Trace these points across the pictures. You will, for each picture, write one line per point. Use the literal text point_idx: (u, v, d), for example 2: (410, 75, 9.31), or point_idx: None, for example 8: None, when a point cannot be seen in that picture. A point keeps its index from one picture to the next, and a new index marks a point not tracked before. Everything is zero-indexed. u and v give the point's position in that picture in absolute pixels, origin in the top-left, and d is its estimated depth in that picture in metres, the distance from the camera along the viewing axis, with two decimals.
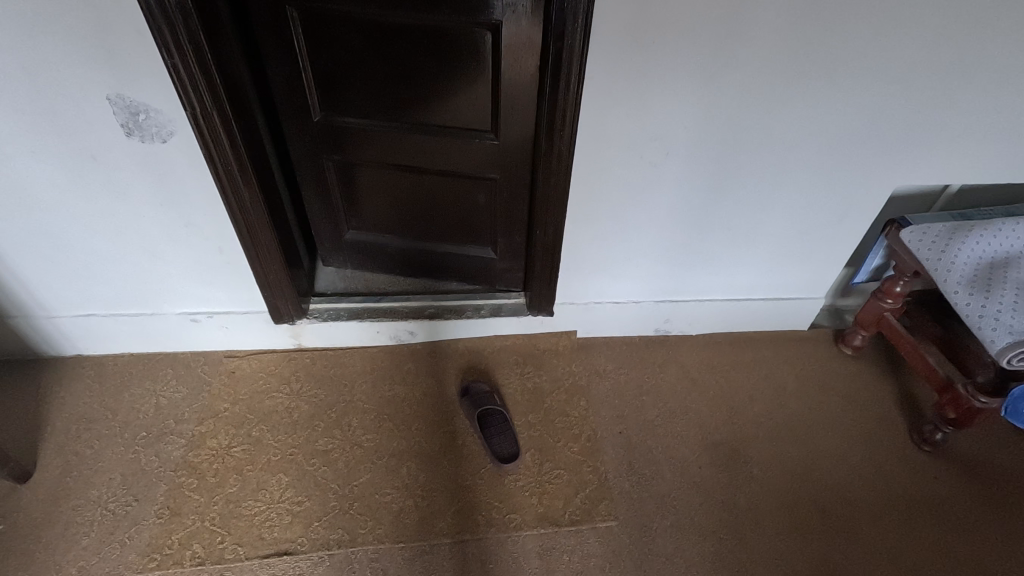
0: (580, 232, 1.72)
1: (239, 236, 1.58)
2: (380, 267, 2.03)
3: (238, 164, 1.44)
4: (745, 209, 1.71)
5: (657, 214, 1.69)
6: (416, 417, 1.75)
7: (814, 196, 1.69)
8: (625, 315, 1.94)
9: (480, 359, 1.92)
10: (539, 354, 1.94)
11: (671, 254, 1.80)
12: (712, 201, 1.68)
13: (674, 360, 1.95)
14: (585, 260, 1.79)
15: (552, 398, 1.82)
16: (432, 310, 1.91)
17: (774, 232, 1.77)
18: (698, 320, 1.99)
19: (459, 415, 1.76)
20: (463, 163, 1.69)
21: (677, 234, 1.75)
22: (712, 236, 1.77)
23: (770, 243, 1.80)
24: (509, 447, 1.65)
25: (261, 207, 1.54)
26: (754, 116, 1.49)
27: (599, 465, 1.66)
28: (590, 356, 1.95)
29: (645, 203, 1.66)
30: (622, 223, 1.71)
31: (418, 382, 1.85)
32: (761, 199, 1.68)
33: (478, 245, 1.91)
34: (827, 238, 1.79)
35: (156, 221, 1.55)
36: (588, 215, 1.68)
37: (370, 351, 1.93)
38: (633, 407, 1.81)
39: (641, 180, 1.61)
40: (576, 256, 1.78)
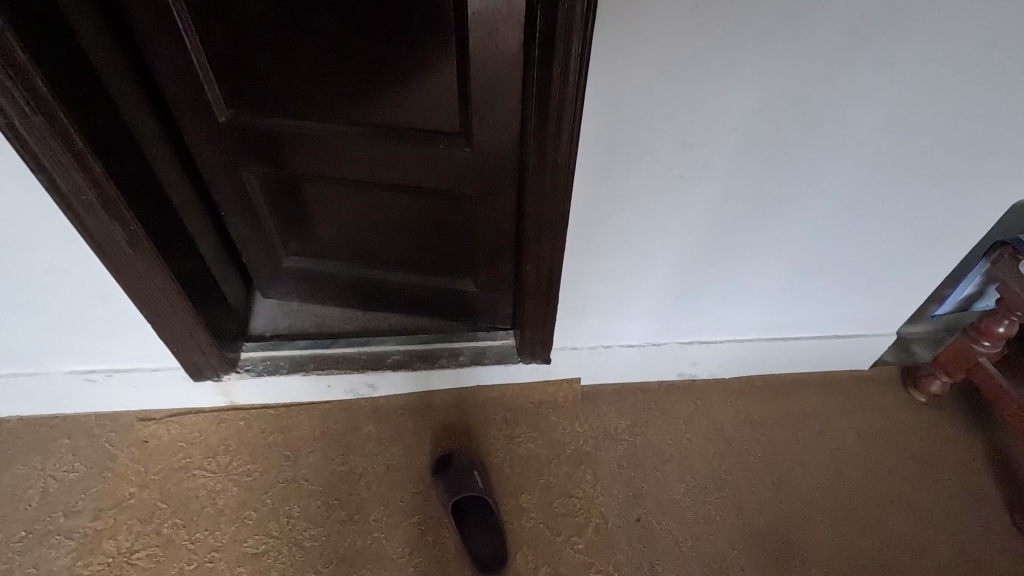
0: (583, 265, 1.31)
1: (117, 279, 1.20)
2: (333, 301, 1.62)
3: (95, 191, 1.05)
4: (804, 233, 1.28)
5: (686, 241, 1.27)
6: (375, 504, 1.38)
7: (900, 213, 1.25)
8: (643, 359, 1.53)
9: (459, 417, 1.52)
10: (534, 409, 1.54)
11: (702, 287, 1.38)
12: (762, 224, 1.25)
13: (703, 414, 1.55)
14: (588, 298, 1.39)
15: (550, 472, 1.42)
16: (397, 358, 1.51)
17: (840, 258, 1.35)
18: (733, 362, 1.58)
19: (431, 500, 1.38)
20: (427, 176, 1.26)
21: (711, 265, 1.33)
22: (758, 264, 1.34)
23: (833, 272, 1.38)
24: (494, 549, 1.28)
25: (142, 243, 1.16)
26: (831, 109, 1.05)
27: (610, 568, 1.29)
28: (598, 410, 1.55)
29: (671, 227, 1.24)
30: (638, 252, 1.29)
31: (380, 451, 1.46)
32: (827, 219, 1.26)
33: (454, 274, 1.49)
34: (910, 263, 1.37)
35: (6, 266, 1.15)
36: (594, 244, 1.26)
37: (321, 408, 1.54)
38: (655, 482, 1.42)
39: (668, 200, 1.18)
40: (579, 293, 1.37)
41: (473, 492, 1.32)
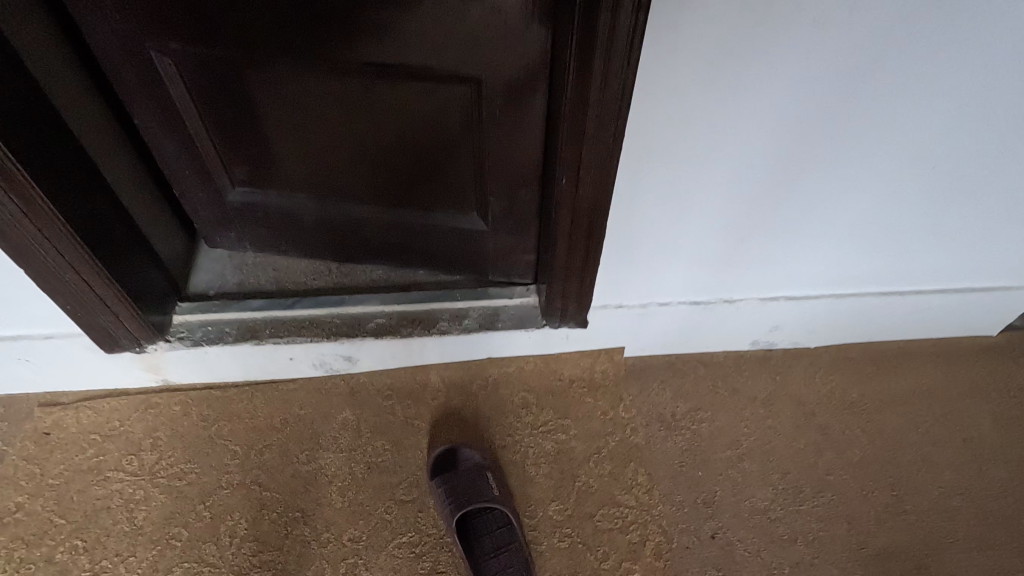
0: (642, 178, 0.92)
1: None
2: (298, 248, 1.23)
3: None
4: (966, 135, 0.88)
5: (794, 141, 0.88)
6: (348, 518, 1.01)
7: None
8: (709, 320, 1.15)
9: (465, 401, 1.16)
10: (564, 389, 1.17)
11: (803, 217, 0.99)
12: (908, 114, 0.85)
13: (786, 394, 1.18)
14: (643, 232, 1.00)
15: (588, 473, 1.05)
16: (381, 322, 1.13)
17: (1005, 177, 0.96)
18: (824, 326, 1.19)
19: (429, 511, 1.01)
20: (417, 53, 0.87)
21: (822, 181, 0.94)
22: (887, 181, 0.95)
23: (989, 198, 0.99)
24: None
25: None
26: None
27: None
28: (647, 390, 1.18)
29: (776, 118, 0.84)
30: (722, 161, 0.90)
31: (359, 446, 1.09)
32: (1002, 113, 0.86)
33: (458, 210, 1.11)
34: None
35: None
36: (660, 146, 0.87)
37: (283, 390, 1.17)
38: (731, 486, 1.04)
39: (781, 71, 0.79)
40: (630, 224, 0.99)
41: (488, 503, 0.96)
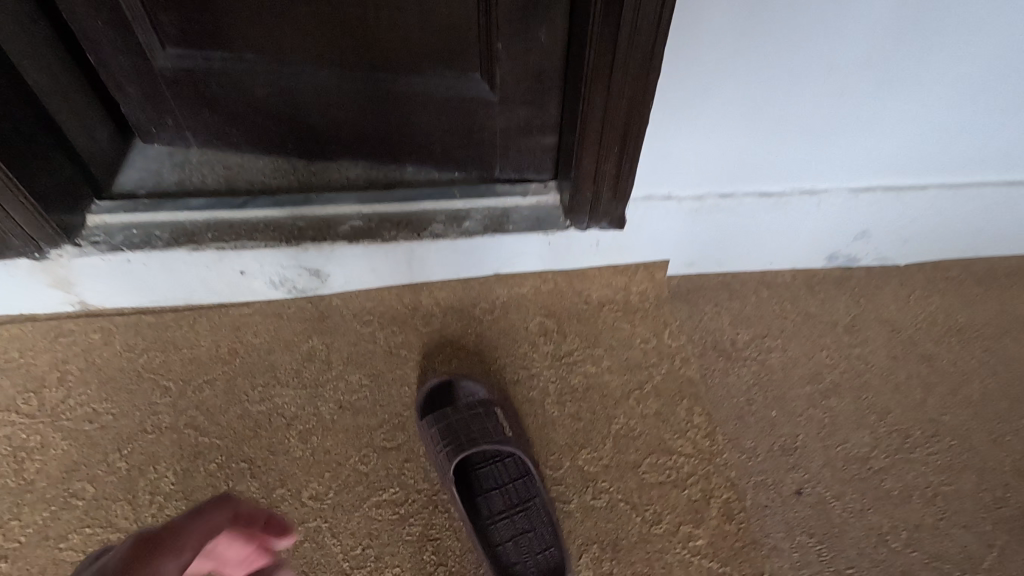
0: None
1: None
2: (254, 139, 0.97)
3: None
4: None
5: None
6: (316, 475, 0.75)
7: None
8: (783, 224, 0.88)
9: (465, 328, 0.90)
10: (592, 313, 0.92)
11: (934, 62, 0.71)
12: None
13: (874, 319, 0.92)
14: (706, 81, 0.72)
15: (628, 413, 0.80)
16: (356, 225, 0.88)
17: None
18: (924, 235, 0.93)
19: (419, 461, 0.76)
20: None
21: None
22: None
23: None
24: (539, 554, 0.67)
25: None
26: None
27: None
28: (698, 316, 0.92)
29: None
30: None
31: (328, 382, 0.84)
32: None
33: (457, 72, 0.84)
34: None
35: None
36: None
37: (234, 315, 0.92)
38: (817, 429, 0.79)
39: None
40: (690, 66, 0.71)
41: (500, 442, 0.71)
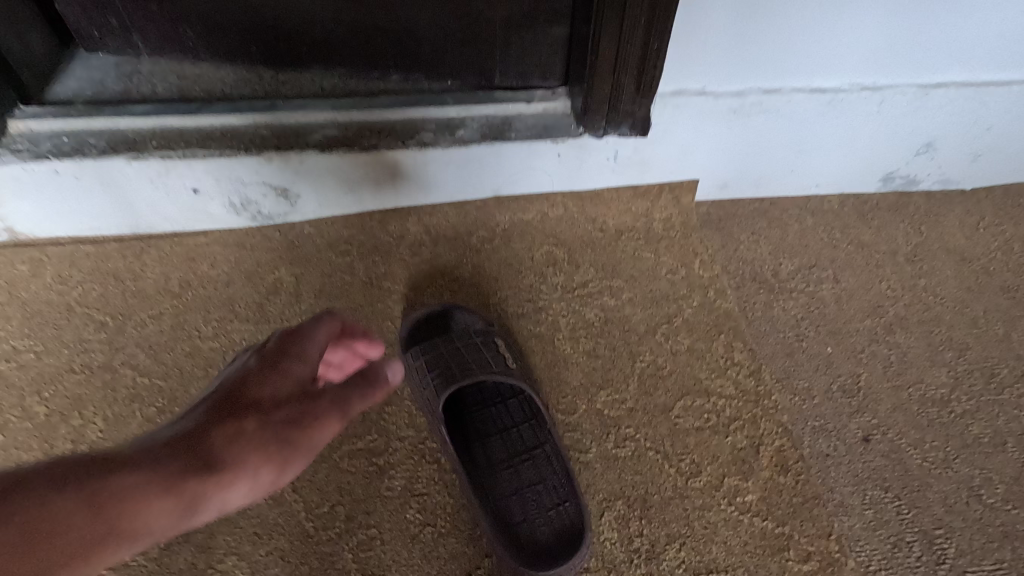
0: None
1: None
2: (212, 40, 0.82)
3: None
4: None
5: None
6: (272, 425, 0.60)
7: None
8: (836, 130, 0.75)
9: (459, 258, 0.77)
10: (609, 241, 0.78)
11: None
12: None
13: (940, 248, 0.79)
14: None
15: (655, 350, 0.67)
16: (329, 134, 0.73)
17: None
18: (997, 147, 0.79)
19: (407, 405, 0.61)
20: None
21: None
22: None
23: None
24: (552, 511, 0.53)
25: None
26: None
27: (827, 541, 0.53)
28: (733, 245, 0.79)
29: None
30: None
31: (295, 317, 0.71)
32: None
33: None
34: None
35: None
36: None
37: (187, 244, 0.78)
38: (883, 367, 0.66)
39: None
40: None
41: (502, 375, 0.57)
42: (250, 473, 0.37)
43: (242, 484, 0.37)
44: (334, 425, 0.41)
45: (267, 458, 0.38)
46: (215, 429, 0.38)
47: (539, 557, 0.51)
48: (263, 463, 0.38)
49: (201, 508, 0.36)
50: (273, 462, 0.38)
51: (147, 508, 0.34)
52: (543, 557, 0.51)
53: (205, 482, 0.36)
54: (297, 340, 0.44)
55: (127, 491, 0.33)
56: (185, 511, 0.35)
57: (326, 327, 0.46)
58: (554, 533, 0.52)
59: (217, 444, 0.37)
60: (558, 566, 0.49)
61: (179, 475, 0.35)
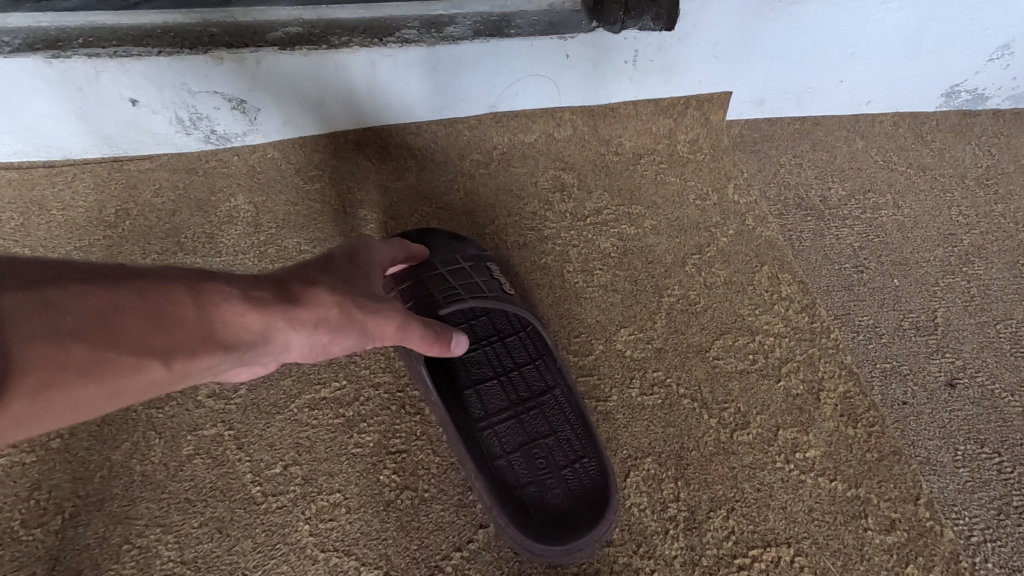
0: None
1: None
2: None
3: None
4: None
5: None
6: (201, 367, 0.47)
7: None
8: (896, 23, 0.63)
9: (449, 184, 0.65)
10: (627, 163, 0.66)
11: None
12: None
13: (1016, 171, 0.67)
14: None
15: (686, 283, 0.55)
16: (292, 32, 0.61)
17: None
18: None
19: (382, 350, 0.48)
20: None
21: None
22: None
23: None
24: (566, 471, 0.42)
25: None
26: None
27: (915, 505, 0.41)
28: (772, 169, 0.67)
29: None
30: None
31: (253, 250, 0.60)
32: None
33: None
34: None
35: None
36: None
37: (128, 170, 0.66)
38: (963, 301, 0.54)
39: None
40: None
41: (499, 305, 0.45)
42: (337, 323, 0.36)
43: (320, 337, 0.36)
44: (405, 331, 0.38)
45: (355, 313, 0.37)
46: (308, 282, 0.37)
47: (554, 527, 0.39)
48: (342, 323, 0.36)
49: (288, 342, 0.35)
50: (351, 328, 0.36)
51: (246, 324, 0.33)
52: (560, 528, 0.39)
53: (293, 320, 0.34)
54: (374, 255, 0.43)
55: (226, 299, 0.32)
56: (274, 339, 0.34)
57: (394, 249, 0.46)
58: (572, 498, 0.41)
59: (313, 291, 0.36)
60: (582, 537, 0.38)
61: (277, 300, 0.34)
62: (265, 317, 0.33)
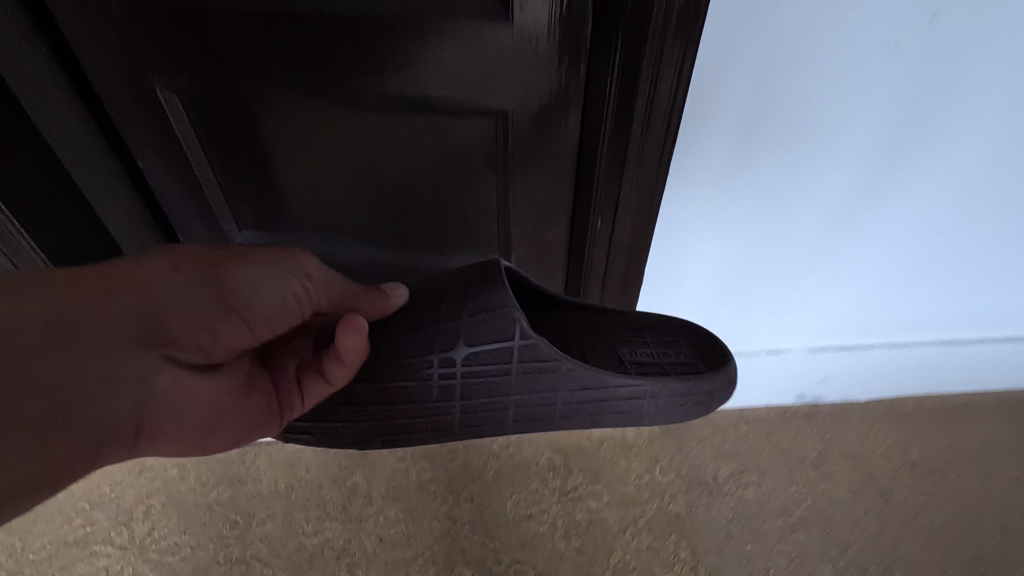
0: (736, 66, 0.69)
1: None
2: None
3: None
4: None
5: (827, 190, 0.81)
6: (381, 428, 0.78)
7: None
8: (755, 377, 1.06)
9: (484, 463, 1.06)
10: (592, 446, 1.07)
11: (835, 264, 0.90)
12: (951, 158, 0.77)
13: (839, 454, 1.07)
14: (727, 169, 0.79)
15: (625, 548, 0.94)
16: None
17: None
18: (875, 377, 1.09)
19: (496, 380, 0.71)
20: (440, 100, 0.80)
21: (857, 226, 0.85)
22: (946, 236, 0.87)
23: None
24: (652, 343, 0.77)
25: None
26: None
27: None
28: (685, 451, 1.07)
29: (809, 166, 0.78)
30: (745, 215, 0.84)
31: (370, 515, 0.99)
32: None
33: (481, 254, 1.01)
34: None
35: None
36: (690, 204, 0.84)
37: (288, 451, 1.07)
38: (787, 561, 0.93)
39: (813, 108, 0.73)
40: (716, 136, 0.76)
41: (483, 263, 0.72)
42: (157, 283, 0.62)
43: (174, 301, 0.63)
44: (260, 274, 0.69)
45: (168, 273, 0.63)
46: (149, 276, 0.62)
47: (718, 362, 0.74)
48: (187, 287, 0.64)
49: (144, 313, 0.60)
50: (200, 292, 0.64)
51: (85, 314, 0.57)
52: (707, 362, 0.74)
53: (135, 292, 0.61)
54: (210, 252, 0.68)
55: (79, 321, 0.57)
56: (124, 321, 0.59)
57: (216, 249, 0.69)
58: (683, 349, 0.76)
59: (148, 281, 0.62)
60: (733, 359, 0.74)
61: (120, 294, 0.60)
62: (103, 301, 0.58)
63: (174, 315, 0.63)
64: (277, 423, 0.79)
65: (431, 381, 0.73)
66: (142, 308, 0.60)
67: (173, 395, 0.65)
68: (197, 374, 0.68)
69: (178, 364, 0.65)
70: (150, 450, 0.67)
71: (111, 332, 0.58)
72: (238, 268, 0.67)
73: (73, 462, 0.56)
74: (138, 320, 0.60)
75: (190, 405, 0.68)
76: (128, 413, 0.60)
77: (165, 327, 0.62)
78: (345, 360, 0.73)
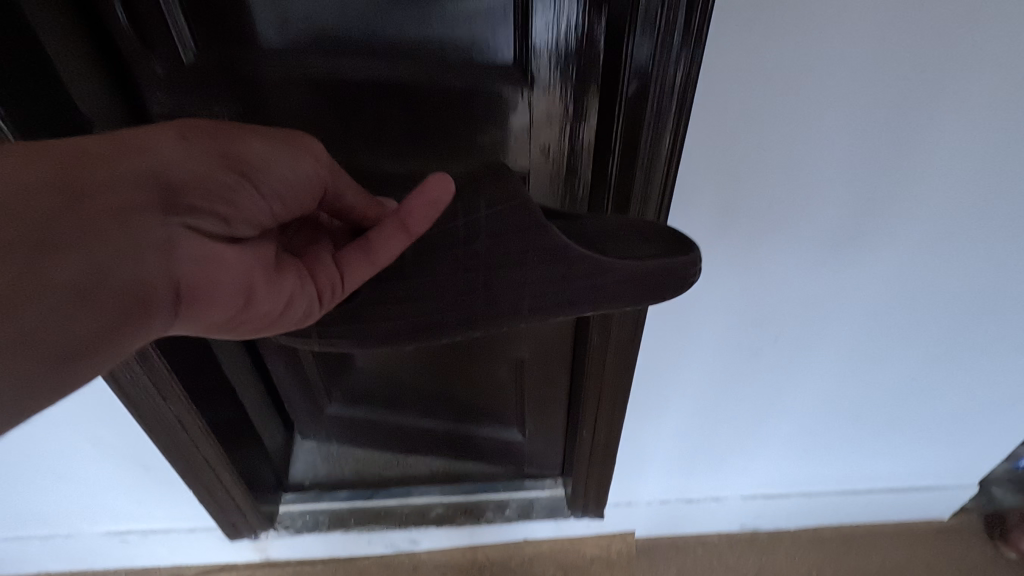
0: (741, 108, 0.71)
1: (176, 465, 1.18)
2: (372, 447, 1.52)
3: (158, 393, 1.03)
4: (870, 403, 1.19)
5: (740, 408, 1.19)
6: (414, 326, 0.69)
7: (976, 391, 1.16)
8: (706, 513, 1.43)
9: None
10: (585, 565, 1.44)
11: (753, 445, 1.28)
12: (816, 392, 1.16)
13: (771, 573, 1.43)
14: (722, 211, 0.82)
15: None
16: (440, 512, 1.45)
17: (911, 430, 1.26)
18: (798, 514, 1.45)
19: (509, 263, 0.66)
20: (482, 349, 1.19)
21: (760, 426, 1.23)
22: (826, 432, 1.26)
23: (905, 438, 1.29)
24: (660, 229, 0.70)
25: (202, 434, 1.14)
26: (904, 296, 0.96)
27: None
28: (655, 569, 1.44)
29: (723, 394, 1.15)
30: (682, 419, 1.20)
31: None
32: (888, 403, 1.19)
33: (503, 428, 1.39)
34: (975, 438, 1.28)
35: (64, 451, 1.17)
36: (644, 416, 1.19)
37: (360, 566, 1.46)
38: None
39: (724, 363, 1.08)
40: (734, 151, 0.75)
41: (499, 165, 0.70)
42: (164, 150, 0.58)
43: (182, 153, 0.59)
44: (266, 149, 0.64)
45: (175, 139, 0.59)
46: (154, 141, 0.58)
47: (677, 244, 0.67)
48: (200, 139, 0.61)
49: (154, 152, 0.58)
50: (209, 146, 0.61)
51: (97, 177, 0.54)
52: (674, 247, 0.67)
53: (144, 153, 0.57)
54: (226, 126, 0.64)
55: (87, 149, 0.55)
56: (137, 140, 0.57)
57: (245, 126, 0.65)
58: (657, 245, 0.67)
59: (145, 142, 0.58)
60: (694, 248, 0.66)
61: (120, 151, 0.56)
62: (105, 159, 0.55)
63: (192, 185, 0.59)
64: (318, 307, 0.73)
65: (457, 264, 0.68)
66: (148, 148, 0.57)
67: (204, 270, 0.62)
68: (220, 244, 0.64)
69: (202, 236, 0.62)
70: (184, 329, 0.65)
71: (126, 196, 0.55)
72: (253, 139, 0.64)
73: (103, 336, 0.54)
74: (144, 150, 0.57)
75: (213, 271, 0.63)
76: (152, 278, 0.57)
77: (181, 196, 0.59)
78: (409, 226, 0.67)
